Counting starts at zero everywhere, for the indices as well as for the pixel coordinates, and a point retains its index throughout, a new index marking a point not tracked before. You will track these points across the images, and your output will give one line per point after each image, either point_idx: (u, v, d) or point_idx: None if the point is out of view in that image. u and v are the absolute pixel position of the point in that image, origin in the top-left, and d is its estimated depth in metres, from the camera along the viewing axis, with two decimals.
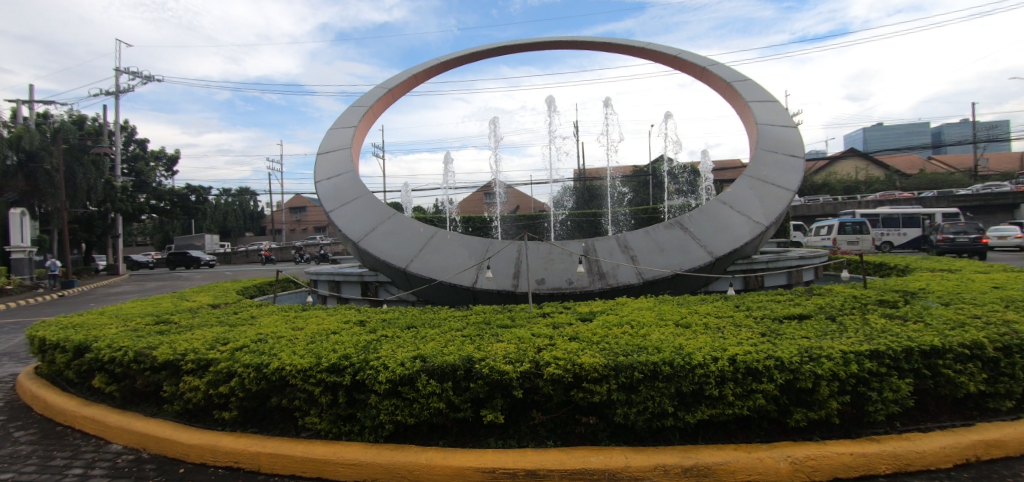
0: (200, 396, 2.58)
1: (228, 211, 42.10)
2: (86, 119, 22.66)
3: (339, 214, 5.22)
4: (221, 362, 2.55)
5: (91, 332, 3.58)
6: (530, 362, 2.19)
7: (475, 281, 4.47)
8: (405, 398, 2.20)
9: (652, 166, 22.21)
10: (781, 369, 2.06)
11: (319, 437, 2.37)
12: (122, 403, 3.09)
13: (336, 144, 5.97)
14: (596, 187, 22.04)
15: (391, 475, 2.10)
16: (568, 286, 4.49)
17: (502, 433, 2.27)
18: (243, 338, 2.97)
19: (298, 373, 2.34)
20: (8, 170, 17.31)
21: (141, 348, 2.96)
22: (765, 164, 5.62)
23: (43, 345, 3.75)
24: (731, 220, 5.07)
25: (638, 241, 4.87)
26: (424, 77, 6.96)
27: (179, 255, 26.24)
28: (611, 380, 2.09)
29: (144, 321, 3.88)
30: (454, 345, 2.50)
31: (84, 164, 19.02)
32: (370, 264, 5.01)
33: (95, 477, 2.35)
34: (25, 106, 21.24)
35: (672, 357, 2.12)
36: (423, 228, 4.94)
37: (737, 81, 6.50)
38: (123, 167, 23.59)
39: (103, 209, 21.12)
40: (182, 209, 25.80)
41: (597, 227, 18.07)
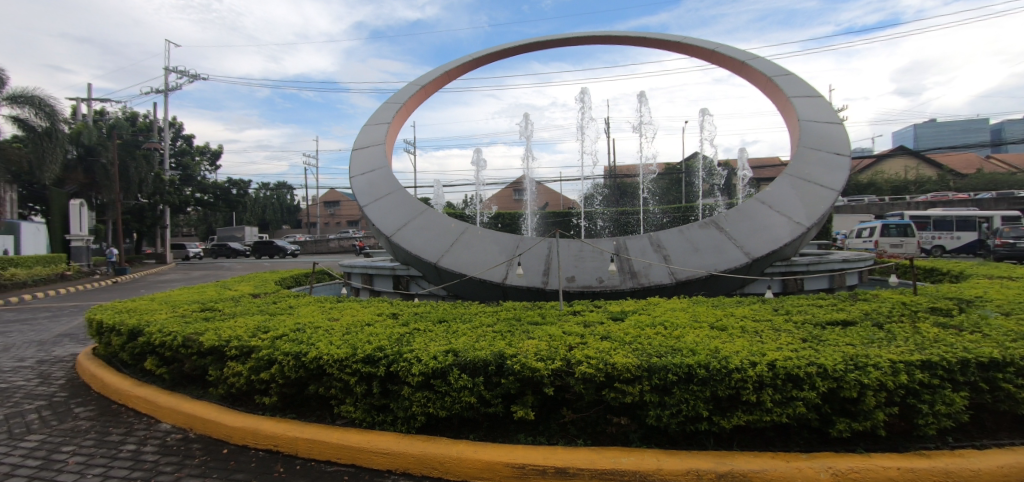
0: (243, 381, 2.69)
1: (267, 205, 43.69)
2: (138, 116, 24.08)
3: (372, 209, 5.32)
4: (263, 349, 2.65)
5: (143, 317, 3.80)
6: (561, 360, 2.18)
7: (505, 278, 4.48)
8: (437, 391, 2.23)
9: (685, 163, 21.67)
10: (824, 377, 1.97)
11: (353, 425, 2.44)
12: (171, 385, 3.26)
13: (370, 140, 6.08)
14: (627, 185, 21.71)
15: (422, 467, 2.14)
16: (599, 285, 4.44)
17: (532, 429, 2.27)
18: (282, 327, 3.09)
19: (335, 362, 2.40)
20: (70, 163, 18.53)
21: (189, 333, 3.11)
22: (808, 162, 5.39)
23: (100, 328, 4.01)
24: (770, 220, 4.89)
25: (671, 239, 4.77)
26: (456, 74, 7.01)
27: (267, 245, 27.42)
28: (644, 381, 2.05)
29: (191, 308, 4.08)
30: (486, 340, 2.51)
31: (137, 158, 20.10)
32: (402, 258, 5.09)
33: (147, 454, 2.50)
34: (85, 104, 22.74)
35: (708, 360, 2.06)
36: (455, 224, 5.00)
37: (778, 76, 6.25)
38: (171, 162, 24.84)
39: (153, 201, 22.34)
40: (224, 201, 27.05)
41: (629, 226, 17.79)
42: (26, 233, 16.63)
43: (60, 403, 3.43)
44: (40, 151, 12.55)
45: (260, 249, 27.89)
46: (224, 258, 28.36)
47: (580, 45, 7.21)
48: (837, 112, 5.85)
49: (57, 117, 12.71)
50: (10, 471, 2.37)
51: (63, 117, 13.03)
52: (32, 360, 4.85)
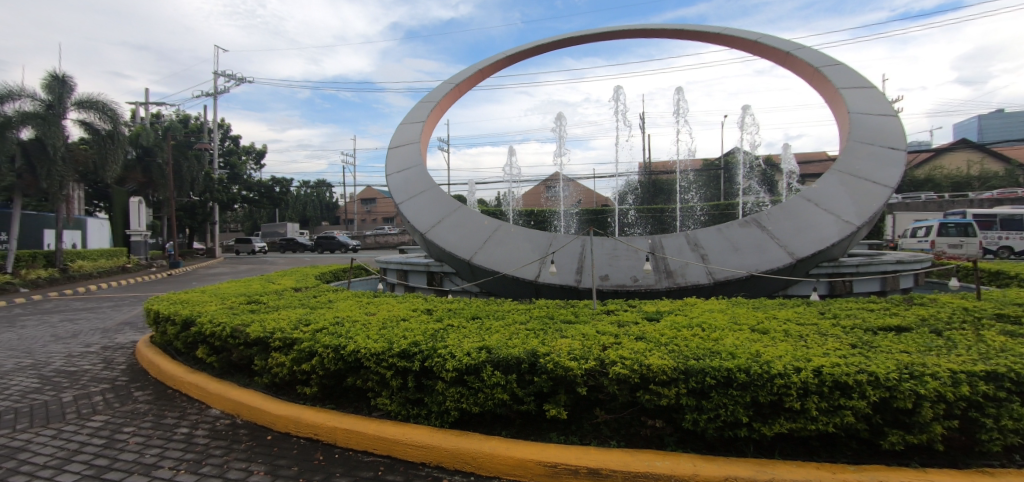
0: (286, 371, 2.81)
1: (308, 202, 45.38)
2: (190, 118, 25.50)
3: (408, 206, 5.42)
4: (304, 342, 2.76)
5: (195, 308, 4.02)
6: (594, 360, 2.15)
7: (538, 275, 4.47)
8: (470, 387, 2.26)
9: (724, 159, 20.94)
10: (876, 385, 1.85)
11: (389, 418, 2.50)
12: (220, 373, 3.44)
13: (406, 139, 6.20)
14: (663, 181, 21.20)
15: (455, 461, 2.17)
16: (633, 284, 4.36)
17: (565, 428, 2.26)
18: (322, 320, 3.20)
19: (371, 356, 2.47)
20: (131, 163, 19.82)
21: (236, 325, 3.27)
22: (858, 157, 5.09)
23: (157, 317, 4.28)
24: (816, 218, 4.65)
25: (710, 238, 4.63)
26: (490, 72, 7.04)
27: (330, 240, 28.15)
28: (681, 384, 2.00)
29: (238, 300, 4.29)
30: (519, 338, 2.51)
31: (189, 158, 21.31)
32: (436, 255, 5.16)
33: (199, 437, 2.65)
34: (143, 108, 24.32)
35: (749, 364, 1.98)
36: (488, 221, 5.04)
37: (826, 66, 5.93)
38: (220, 161, 26.15)
39: (204, 198, 23.60)
40: (268, 199, 28.27)
41: (664, 224, 17.37)
42: (91, 228, 17.93)
43: (121, 387, 3.69)
44: (103, 152, 13.48)
45: (324, 244, 28.71)
46: (293, 252, 29.57)
47: (615, 39, 7.08)
48: (892, 104, 5.48)
49: (118, 120, 13.61)
50: (79, 448, 2.57)
51: (123, 120, 13.92)
52: (97, 345, 5.25)
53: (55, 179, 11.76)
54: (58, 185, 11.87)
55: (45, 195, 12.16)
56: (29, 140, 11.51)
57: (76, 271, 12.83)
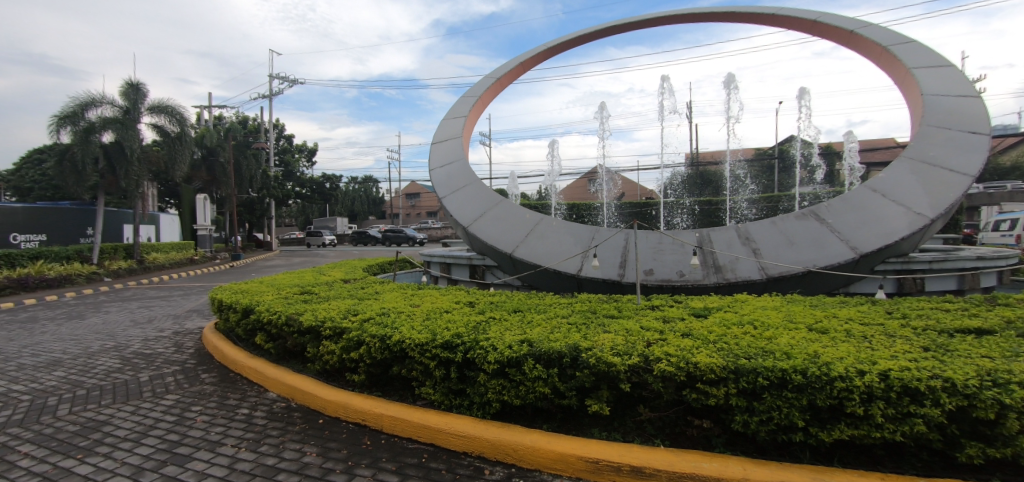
0: (335, 359, 2.94)
1: (356, 198, 47.17)
2: (249, 119, 27.07)
3: (450, 200, 5.49)
4: (353, 331, 2.87)
5: (253, 298, 4.28)
6: (638, 356, 2.10)
7: (580, 269, 4.42)
8: (511, 380, 2.27)
9: (778, 148, 19.80)
10: (951, 392, 1.68)
11: (432, 407, 2.56)
12: (277, 358, 3.65)
13: (448, 134, 6.29)
14: (711, 173, 20.32)
15: (497, 452, 2.19)
16: (679, 279, 4.22)
17: (607, 425, 2.22)
18: (369, 311, 3.32)
19: (416, 347, 2.53)
20: (197, 162, 21.33)
21: (291, 313, 3.45)
22: (932, 143, 4.66)
23: (221, 306, 4.59)
24: (883, 210, 4.32)
25: (763, 232, 4.41)
26: (531, 64, 7.00)
27: (398, 234, 28.72)
28: (730, 384, 1.91)
29: (292, 291, 4.53)
30: (561, 332, 2.50)
31: (248, 157, 22.69)
32: (478, 248, 5.21)
33: (258, 418, 2.83)
34: (208, 111, 26.10)
35: (805, 365, 1.86)
36: (530, 215, 5.04)
37: (895, 45, 5.45)
38: (275, 160, 27.57)
39: (261, 195, 25.00)
40: (319, 194, 29.59)
41: (713, 217, 16.69)
42: (164, 223, 19.46)
43: (190, 369, 4.00)
44: (173, 152, 14.60)
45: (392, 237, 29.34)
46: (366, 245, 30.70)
47: (660, 26, 6.83)
48: (974, 84, 4.97)
49: (185, 123, 14.61)
50: (154, 423, 2.81)
51: (190, 122, 14.93)
52: (169, 330, 5.72)
53: (132, 178, 12.83)
54: (135, 184, 12.97)
55: (124, 193, 13.30)
56: (110, 143, 12.61)
57: (151, 263, 13.96)
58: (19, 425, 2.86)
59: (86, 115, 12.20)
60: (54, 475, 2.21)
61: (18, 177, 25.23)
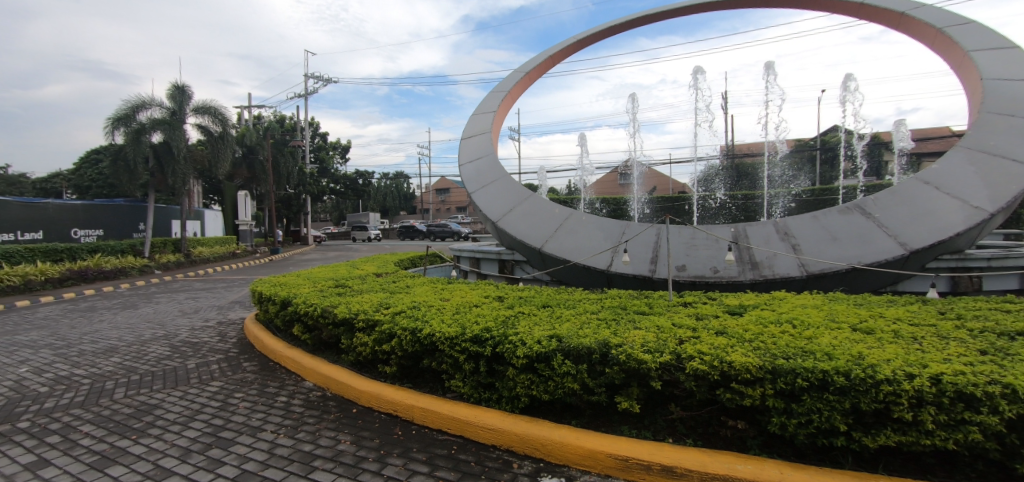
0: (368, 351, 3.02)
1: (388, 193, 48.16)
2: (286, 118, 28.01)
3: (479, 195, 5.52)
4: (385, 324, 2.94)
5: (291, 290, 4.44)
6: (670, 354, 2.06)
7: (609, 264, 4.37)
8: (541, 375, 2.27)
9: (821, 139, 18.88)
10: (1012, 399, 1.57)
11: (462, 399, 2.60)
12: (314, 349, 3.78)
13: (477, 129, 6.32)
14: (748, 165, 19.61)
15: (526, 446, 2.20)
16: (713, 275, 4.11)
17: (637, 422, 2.20)
18: (400, 304, 3.39)
19: (445, 340, 2.57)
20: (238, 161, 22.28)
21: (326, 306, 3.56)
22: (994, 132, 4.33)
23: (261, 298, 4.79)
24: (936, 204, 4.06)
25: (803, 227, 4.24)
26: (561, 57, 6.92)
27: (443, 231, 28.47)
28: (767, 384, 1.85)
29: (327, 284, 4.68)
30: (590, 328, 2.48)
31: (285, 154, 23.50)
32: (507, 243, 5.22)
33: (296, 405, 2.95)
34: (248, 111, 27.15)
35: (849, 367, 1.77)
36: (559, 210, 5.01)
37: (951, 26, 5.09)
38: (311, 157, 28.43)
39: (298, 191, 25.87)
40: (353, 191, 30.35)
41: (749, 212, 16.12)
42: (208, 219, 20.45)
43: (233, 357, 4.20)
44: (216, 151, 15.28)
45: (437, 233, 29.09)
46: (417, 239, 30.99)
47: (694, 14, 6.62)
48: None
49: (227, 123, 15.26)
50: (200, 408, 2.98)
51: (231, 122, 15.57)
52: (214, 320, 6.03)
53: (179, 176, 13.53)
54: (182, 181, 13.66)
55: (172, 191, 14.04)
56: (159, 143, 13.31)
57: (197, 256, 14.71)
58: (80, 406, 3.08)
59: (137, 117, 12.91)
60: (112, 454, 2.38)
61: (79, 176, 27.08)
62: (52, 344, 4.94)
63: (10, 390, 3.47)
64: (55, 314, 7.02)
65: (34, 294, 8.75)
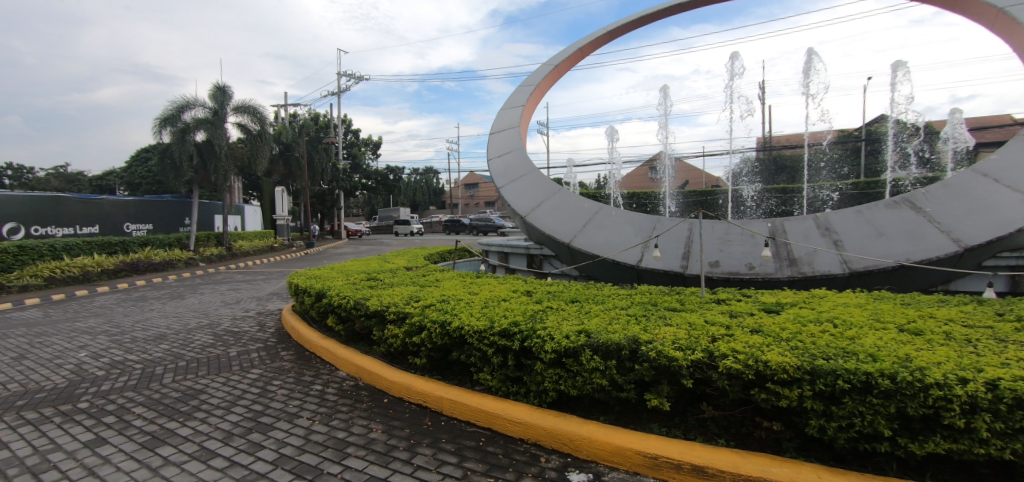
0: (399, 343, 3.08)
1: (417, 189, 48.84)
2: (320, 116, 28.77)
3: (508, 190, 5.52)
4: (415, 317, 2.99)
5: (325, 283, 4.58)
6: (702, 351, 2.01)
7: (640, 260, 4.30)
8: (569, 370, 2.26)
9: (867, 129, 17.87)
10: None
11: (490, 393, 2.62)
12: (347, 340, 3.89)
13: (506, 124, 6.32)
14: (786, 158, 18.81)
15: (553, 440, 2.20)
16: (748, 272, 3.98)
17: (667, 421, 2.16)
18: (430, 298, 3.44)
19: (474, 333, 2.60)
20: (275, 157, 23.07)
21: (358, 298, 3.66)
22: None
23: (297, 290, 4.96)
24: (995, 198, 3.79)
25: (847, 222, 4.05)
26: (590, 50, 6.82)
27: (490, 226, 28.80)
28: (805, 385, 1.78)
29: (360, 277, 4.80)
30: (619, 324, 2.45)
31: (319, 151, 24.18)
32: (536, 238, 5.21)
33: (330, 394, 3.05)
34: (284, 109, 28.03)
35: (895, 369, 1.68)
36: (588, 205, 4.97)
37: (1014, 6, 4.73)
38: (344, 153, 29.11)
39: (331, 187, 26.57)
40: (384, 186, 30.91)
41: (787, 206, 15.48)
42: (248, 214, 21.30)
43: (271, 346, 4.39)
44: (255, 148, 15.87)
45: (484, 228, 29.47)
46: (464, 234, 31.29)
47: None
48: None
49: (265, 121, 15.81)
50: (241, 394, 3.12)
51: (269, 120, 16.11)
52: (254, 311, 6.30)
53: (220, 173, 14.15)
54: (223, 178, 14.27)
55: (214, 187, 14.69)
56: (202, 141, 13.91)
57: (238, 250, 15.37)
58: (133, 389, 3.29)
59: (182, 116, 13.55)
60: (161, 435, 2.53)
61: (130, 174, 28.71)
62: (108, 331, 5.28)
63: (71, 374, 3.73)
64: (111, 303, 7.50)
65: (92, 284, 9.37)
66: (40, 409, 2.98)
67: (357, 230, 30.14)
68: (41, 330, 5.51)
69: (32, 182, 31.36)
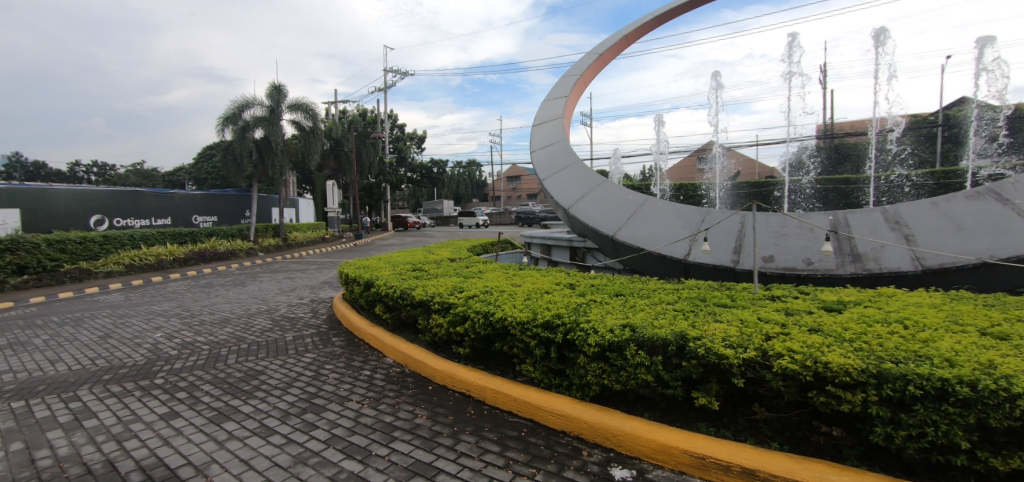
0: (443, 332, 3.16)
1: (461, 182, 49.40)
2: (368, 111, 29.68)
3: (551, 182, 5.48)
4: (459, 307, 3.05)
5: (373, 273, 4.76)
6: (755, 350, 1.92)
7: (687, 254, 4.16)
8: (613, 364, 2.23)
9: (945, 113, 16.25)
10: None
11: (533, 384, 2.63)
12: (393, 328, 4.02)
13: (549, 115, 6.26)
14: (850, 146, 17.48)
15: (596, 435, 2.18)
16: (806, 267, 3.75)
17: (716, 420, 2.09)
18: (473, 289, 3.48)
19: (517, 325, 2.61)
20: (326, 153, 24.07)
21: (404, 288, 3.77)
22: None
23: (347, 279, 5.17)
24: None
25: (919, 215, 3.75)
26: (636, 36, 6.62)
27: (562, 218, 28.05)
28: (871, 390, 1.66)
29: (405, 268, 4.94)
30: (665, 319, 2.39)
31: (367, 146, 25.03)
32: (579, 231, 5.15)
33: (378, 380, 3.18)
34: (335, 105, 29.15)
35: (976, 376, 1.53)
36: (633, 197, 4.86)
37: None
38: (390, 147, 29.88)
39: (378, 181, 27.43)
40: (428, 179, 31.53)
41: (849, 199, 14.41)
42: (302, 207, 22.41)
43: (324, 332, 4.62)
44: (308, 144, 16.62)
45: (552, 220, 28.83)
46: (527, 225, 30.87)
47: None
48: None
49: (316, 118, 16.49)
50: (297, 377, 3.31)
51: (320, 117, 16.81)
52: (307, 298, 6.64)
53: (276, 168, 14.94)
54: (279, 173, 15.07)
55: (271, 181, 15.54)
56: (261, 138, 14.76)
57: (292, 241, 16.24)
58: (202, 368, 3.57)
59: (242, 115, 14.43)
60: (226, 411, 2.73)
61: (198, 169, 30.96)
62: (180, 314, 5.75)
63: (148, 352, 4.10)
64: (182, 288, 8.15)
65: (165, 271, 10.21)
66: (122, 383, 3.30)
67: (417, 221, 30.79)
68: (123, 311, 6.09)
69: (114, 177, 34.44)
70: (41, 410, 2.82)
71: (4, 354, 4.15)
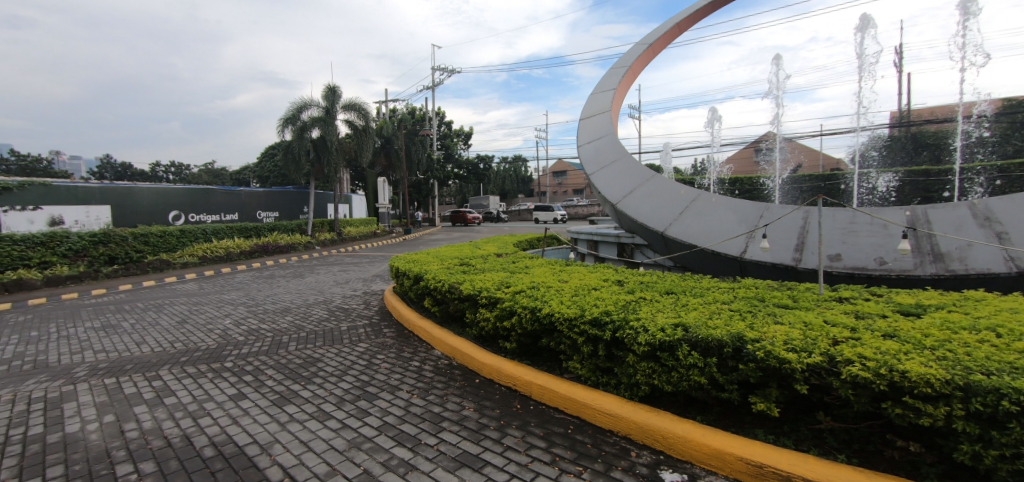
0: (490, 326, 3.19)
1: (507, 177, 49.57)
2: (416, 109, 30.42)
3: (599, 177, 5.37)
4: (506, 302, 3.07)
5: (423, 267, 4.88)
6: (821, 355, 1.80)
7: (743, 251, 3.95)
8: (663, 364, 2.17)
9: None
10: None
11: (580, 382, 2.61)
12: (441, 321, 4.11)
13: (596, 109, 6.14)
14: (930, 134, 15.89)
15: (645, 436, 2.13)
16: (877, 267, 3.47)
17: (775, 428, 1.98)
18: (520, 284, 3.49)
19: (564, 321, 2.59)
20: (378, 150, 24.97)
21: (452, 282, 3.84)
22: None
23: (398, 273, 5.33)
24: None
25: (1014, 210, 3.36)
26: (688, 24, 6.34)
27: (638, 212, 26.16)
28: (954, 403, 1.51)
29: (453, 262, 5.03)
30: (721, 318, 2.28)
31: (416, 143, 25.68)
32: (628, 227, 5.02)
33: (427, 371, 3.27)
34: (386, 105, 30.11)
35: None
36: (685, 192, 4.69)
37: None
38: (438, 145, 30.48)
39: (427, 177, 28.05)
40: (475, 174, 31.88)
41: (928, 193, 13.14)
42: (355, 203, 23.41)
43: (376, 323, 4.81)
44: (361, 142, 17.29)
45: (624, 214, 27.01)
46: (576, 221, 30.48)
47: None
48: None
49: (368, 117, 17.13)
50: (351, 365, 3.47)
51: (372, 116, 17.43)
52: (360, 291, 6.93)
53: (332, 166, 15.67)
54: (334, 170, 15.80)
55: (327, 179, 16.31)
56: (317, 138, 15.52)
57: (347, 235, 16.97)
58: (266, 354, 3.82)
59: (301, 116, 15.22)
60: (287, 394, 2.91)
61: (262, 169, 33.10)
62: (247, 303, 6.17)
63: (219, 337, 4.45)
64: (248, 279, 8.74)
65: (232, 263, 11.01)
66: (197, 365, 3.60)
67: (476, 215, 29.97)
68: (198, 300, 6.63)
69: (190, 176, 37.57)
70: (130, 386, 3.13)
71: (99, 336, 4.65)
